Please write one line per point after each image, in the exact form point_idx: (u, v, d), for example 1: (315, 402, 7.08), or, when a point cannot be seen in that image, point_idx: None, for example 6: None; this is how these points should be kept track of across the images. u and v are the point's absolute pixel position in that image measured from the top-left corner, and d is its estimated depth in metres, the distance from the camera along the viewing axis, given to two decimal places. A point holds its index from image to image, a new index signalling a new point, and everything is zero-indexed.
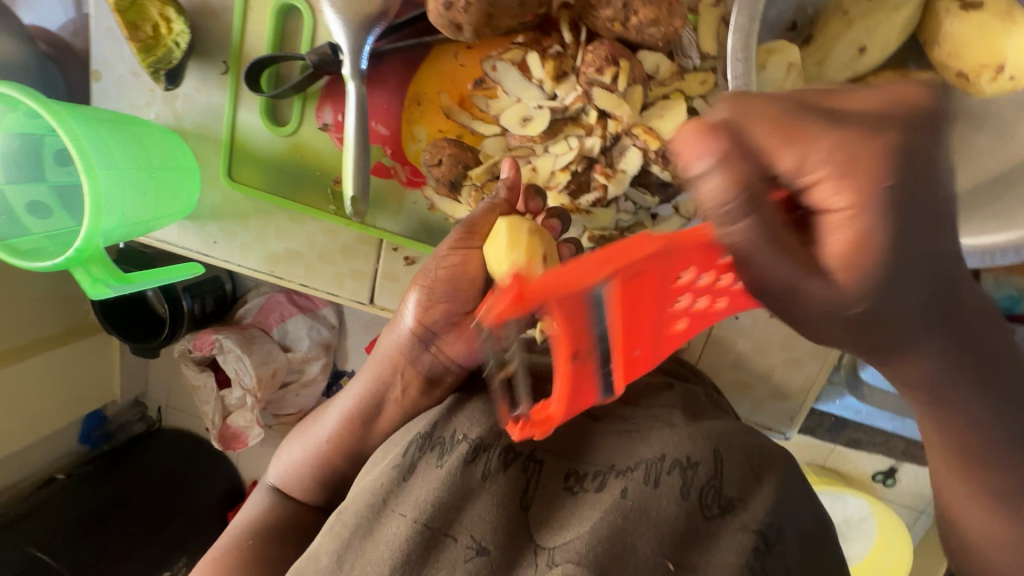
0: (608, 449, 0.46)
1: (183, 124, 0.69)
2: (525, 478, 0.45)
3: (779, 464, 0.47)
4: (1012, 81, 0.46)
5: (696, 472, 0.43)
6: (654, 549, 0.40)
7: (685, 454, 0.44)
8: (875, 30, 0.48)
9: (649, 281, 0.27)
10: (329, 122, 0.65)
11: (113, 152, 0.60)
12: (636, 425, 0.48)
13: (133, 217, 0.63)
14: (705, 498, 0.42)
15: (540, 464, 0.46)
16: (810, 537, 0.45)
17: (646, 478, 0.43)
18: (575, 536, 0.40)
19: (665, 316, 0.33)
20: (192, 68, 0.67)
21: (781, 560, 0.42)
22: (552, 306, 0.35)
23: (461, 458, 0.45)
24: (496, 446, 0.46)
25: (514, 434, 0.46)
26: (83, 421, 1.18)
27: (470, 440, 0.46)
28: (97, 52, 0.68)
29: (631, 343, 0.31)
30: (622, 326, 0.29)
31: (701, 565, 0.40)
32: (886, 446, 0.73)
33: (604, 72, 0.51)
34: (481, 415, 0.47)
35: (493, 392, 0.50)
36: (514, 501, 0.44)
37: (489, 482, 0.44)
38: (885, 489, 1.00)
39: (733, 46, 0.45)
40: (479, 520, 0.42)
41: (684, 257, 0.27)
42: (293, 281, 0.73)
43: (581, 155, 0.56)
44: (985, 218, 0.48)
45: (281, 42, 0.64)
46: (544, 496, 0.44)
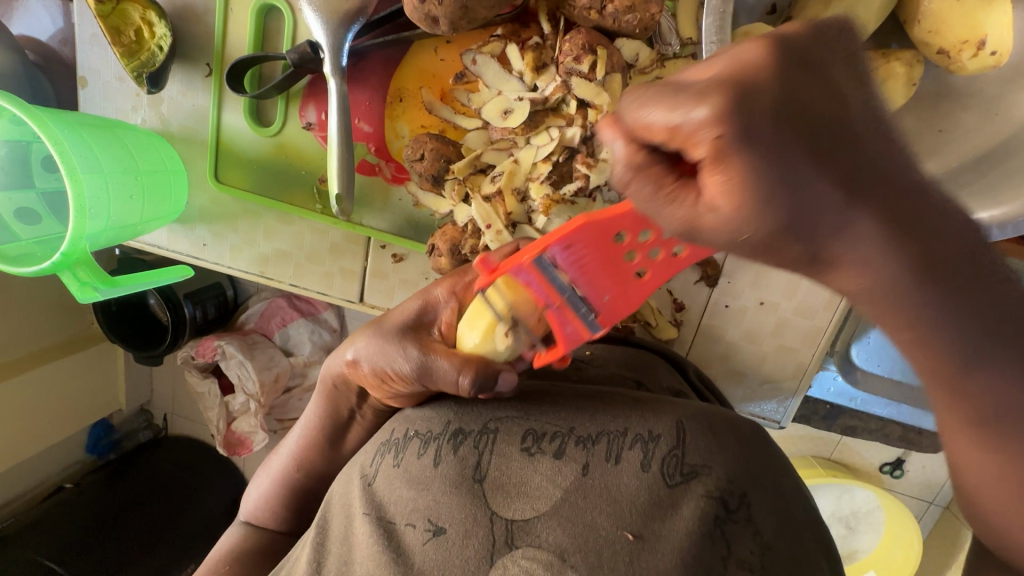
0: (569, 412, 0.46)
1: (169, 128, 0.69)
2: (477, 453, 0.44)
3: (743, 432, 0.46)
4: (992, 56, 0.46)
5: (657, 445, 0.43)
6: (614, 524, 0.40)
7: (646, 428, 0.44)
8: (854, 9, 0.48)
9: (578, 238, 0.36)
10: (313, 121, 0.65)
11: (97, 156, 0.60)
12: (598, 394, 0.48)
13: (119, 221, 0.63)
14: (668, 467, 0.42)
15: (493, 434, 0.45)
16: (779, 503, 0.45)
17: (608, 454, 0.43)
18: (536, 515, 0.41)
19: (626, 281, 0.38)
20: (176, 72, 0.67)
21: (749, 525, 0.42)
22: (538, 287, 0.40)
23: (415, 452, 0.45)
24: (445, 434, 0.46)
25: (465, 419, 0.46)
26: (89, 430, 1.18)
27: (421, 433, 0.46)
28: (83, 59, 0.68)
29: (593, 290, 0.39)
30: (567, 264, 0.38)
31: (664, 534, 0.39)
32: (882, 433, 0.72)
33: (581, 61, 0.51)
34: (430, 411, 0.48)
35: (452, 390, 0.50)
36: (469, 477, 0.43)
37: (442, 466, 0.44)
38: (892, 480, 0.98)
39: (707, 28, 0.44)
40: (433, 502, 0.42)
41: (610, 226, 0.35)
42: (283, 281, 0.73)
43: (562, 146, 0.55)
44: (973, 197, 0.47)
45: (263, 42, 0.64)
46: (499, 463, 0.44)
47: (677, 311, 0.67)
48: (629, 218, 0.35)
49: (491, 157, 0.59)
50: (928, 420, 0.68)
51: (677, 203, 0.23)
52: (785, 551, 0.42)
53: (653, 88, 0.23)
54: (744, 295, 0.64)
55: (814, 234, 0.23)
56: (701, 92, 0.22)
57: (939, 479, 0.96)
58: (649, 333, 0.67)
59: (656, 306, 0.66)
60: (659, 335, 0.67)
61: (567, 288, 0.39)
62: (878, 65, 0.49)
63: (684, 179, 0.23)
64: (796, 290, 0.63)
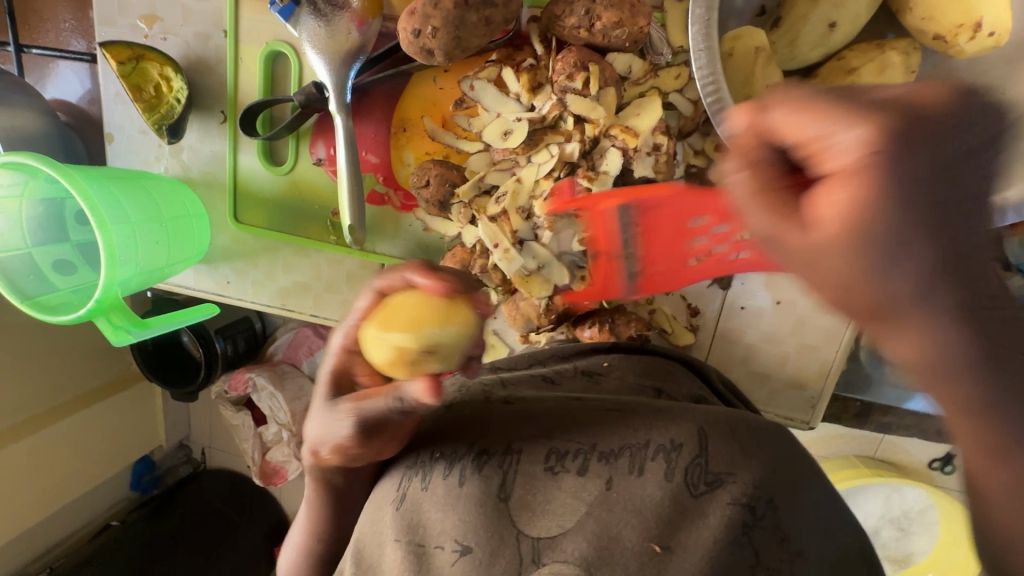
0: (591, 429, 0.46)
1: (190, 174, 0.73)
2: (502, 473, 0.45)
3: (769, 437, 0.46)
4: (992, 38, 0.45)
5: (680, 454, 0.43)
6: (638, 534, 0.40)
7: (668, 438, 0.44)
8: (843, 5, 0.48)
9: (669, 202, 0.49)
10: (323, 156, 0.67)
11: (124, 207, 0.63)
12: (618, 406, 0.48)
13: (148, 265, 0.66)
14: (691, 477, 0.42)
15: (518, 455, 0.46)
16: (810, 507, 0.44)
17: (631, 467, 0.43)
18: (562, 532, 0.41)
19: (674, 262, 0.55)
20: (193, 120, 0.71)
21: (775, 531, 0.41)
22: (598, 228, 0.54)
23: (440, 474, 0.46)
24: (470, 453, 0.47)
25: (491, 439, 0.48)
26: (133, 467, 1.20)
27: (446, 454, 0.48)
28: (109, 116, 0.73)
29: (650, 259, 0.55)
30: (649, 223, 0.52)
31: (689, 543, 0.39)
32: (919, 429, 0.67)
33: (575, 78, 0.52)
34: (459, 432, 0.49)
35: (473, 417, 0.51)
36: (493, 496, 0.44)
37: (467, 485, 0.45)
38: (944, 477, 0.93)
39: (694, 37, 0.45)
40: (459, 523, 0.43)
41: (683, 208, 0.49)
42: (303, 312, 0.76)
43: (562, 162, 0.56)
44: None
45: (272, 86, 0.67)
46: (523, 482, 0.44)
47: (692, 316, 0.66)
48: (690, 202, 0.47)
49: (494, 178, 0.59)
50: None
51: (789, 219, 0.21)
52: (819, 555, 0.42)
53: (803, 90, 0.21)
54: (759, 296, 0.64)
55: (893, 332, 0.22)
56: (867, 106, 0.19)
57: None
58: (666, 341, 0.67)
59: (670, 313, 0.66)
60: (677, 342, 0.67)
61: (625, 246, 0.53)
62: (874, 56, 0.48)
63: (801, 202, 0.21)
64: None
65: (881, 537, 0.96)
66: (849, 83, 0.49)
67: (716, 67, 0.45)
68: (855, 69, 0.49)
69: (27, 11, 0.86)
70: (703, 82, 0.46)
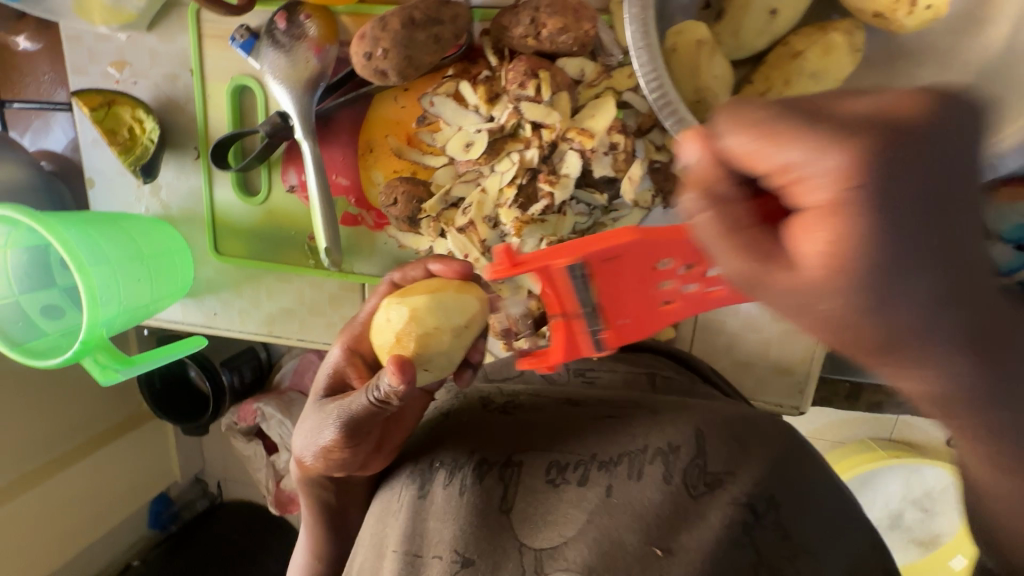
0: (588, 436, 0.47)
1: (170, 211, 0.75)
2: (503, 484, 0.45)
3: (770, 437, 0.46)
4: (928, 10, 0.45)
5: (678, 455, 0.43)
6: (640, 538, 0.39)
7: (666, 441, 0.44)
8: None
9: (623, 248, 0.36)
10: (295, 183, 0.69)
11: (103, 248, 0.64)
12: (616, 410, 0.49)
13: (132, 303, 0.67)
14: (690, 478, 0.42)
15: (518, 466, 0.46)
16: (812, 505, 0.44)
17: (630, 471, 0.43)
18: (563, 540, 0.40)
19: (649, 309, 0.40)
20: (168, 158, 0.72)
21: (778, 529, 0.41)
22: (551, 281, 0.39)
23: (441, 485, 0.47)
24: (470, 463, 0.47)
25: (490, 450, 0.48)
26: (150, 506, 1.20)
27: (447, 465, 0.48)
28: (88, 161, 0.75)
29: (612, 313, 0.40)
30: (606, 275, 0.38)
31: (691, 543, 0.39)
32: (911, 405, 0.67)
33: (527, 86, 0.53)
34: (458, 444, 0.50)
35: (472, 427, 0.52)
36: (494, 507, 0.44)
37: (468, 496, 0.45)
38: (965, 452, 0.92)
39: (632, 37, 0.45)
40: (458, 534, 0.43)
41: (658, 248, 0.36)
42: (291, 337, 0.77)
43: (524, 168, 0.56)
44: None
45: (241, 119, 0.69)
46: (524, 492, 0.44)
47: None
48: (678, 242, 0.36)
49: (460, 190, 0.60)
50: None
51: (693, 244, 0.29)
52: (822, 551, 0.41)
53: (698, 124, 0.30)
54: None
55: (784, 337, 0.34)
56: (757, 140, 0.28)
57: None
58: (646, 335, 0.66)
59: None
60: (658, 336, 0.66)
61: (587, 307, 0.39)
62: (817, 38, 0.49)
63: (778, 239, 0.19)
64: None
65: (905, 520, 0.95)
66: (796, 67, 0.49)
67: (658, 66, 0.46)
68: (800, 53, 0.49)
69: (8, 69, 0.89)
70: (647, 80, 0.46)
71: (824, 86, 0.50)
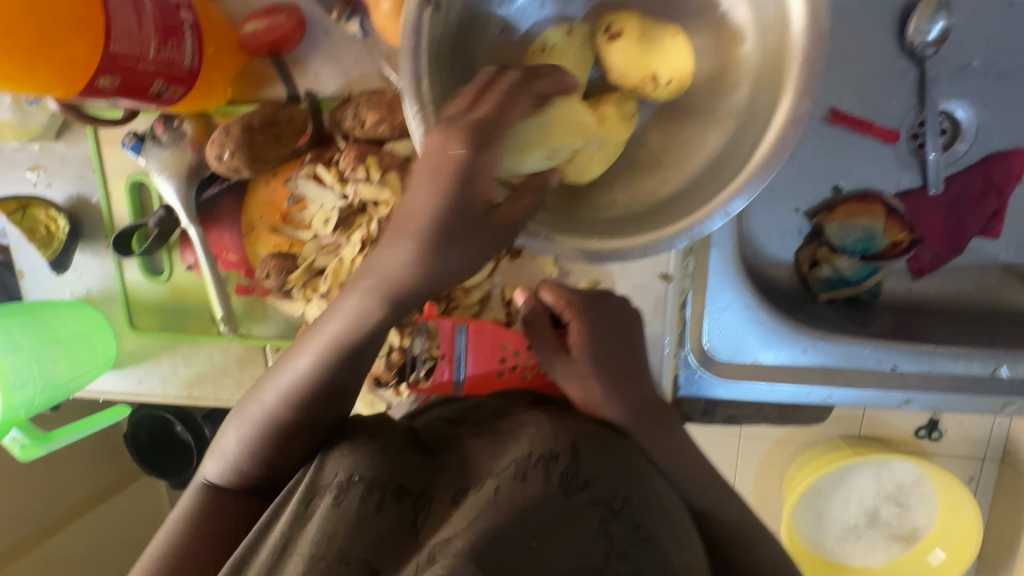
0: (483, 454, 0.51)
1: (90, 293, 0.83)
2: (404, 502, 0.48)
3: (621, 449, 0.52)
4: (671, 84, 0.54)
5: (557, 461, 0.48)
6: (520, 533, 0.44)
7: (547, 448, 0.49)
8: (555, 74, 0.56)
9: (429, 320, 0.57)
10: (192, 262, 0.77)
11: (16, 336, 0.72)
12: (506, 427, 0.54)
13: (50, 382, 0.75)
14: (565, 480, 0.47)
15: (429, 499, 0.49)
16: (659, 504, 0.49)
17: (515, 474, 0.48)
18: (452, 536, 0.44)
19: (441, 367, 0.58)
20: (83, 248, 0.81)
21: (632, 523, 0.46)
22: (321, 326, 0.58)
23: (336, 497, 0.48)
24: (369, 479, 0.49)
25: (396, 470, 0.50)
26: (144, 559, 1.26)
27: (343, 478, 0.49)
28: (18, 256, 0.83)
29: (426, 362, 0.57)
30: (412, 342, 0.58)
31: (561, 539, 0.44)
32: (762, 416, 0.72)
33: (358, 170, 0.62)
34: (352, 456, 0.51)
35: (369, 442, 0.53)
36: (405, 526, 0.47)
37: (366, 509, 0.47)
38: (932, 443, 0.98)
39: (416, 133, 0.49)
40: (361, 544, 0.45)
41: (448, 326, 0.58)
42: (208, 398, 0.84)
43: (369, 240, 0.64)
44: (689, 204, 0.52)
45: (143, 210, 0.77)
46: (430, 512, 0.48)
47: None
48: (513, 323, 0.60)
49: (322, 261, 0.68)
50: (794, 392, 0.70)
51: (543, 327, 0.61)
52: (669, 539, 0.47)
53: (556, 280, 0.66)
54: None
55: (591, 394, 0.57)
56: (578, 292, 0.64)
57: (980, 432, 0.97)
58: None
59: None
60: None
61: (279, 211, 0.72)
62: (593, 109, 0.56)
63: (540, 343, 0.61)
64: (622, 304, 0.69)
65: (882, 516, 1.01)
66: None
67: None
68: (580, 123, 0.57)
69: None
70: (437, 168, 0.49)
71: (608, 148, 0.57)
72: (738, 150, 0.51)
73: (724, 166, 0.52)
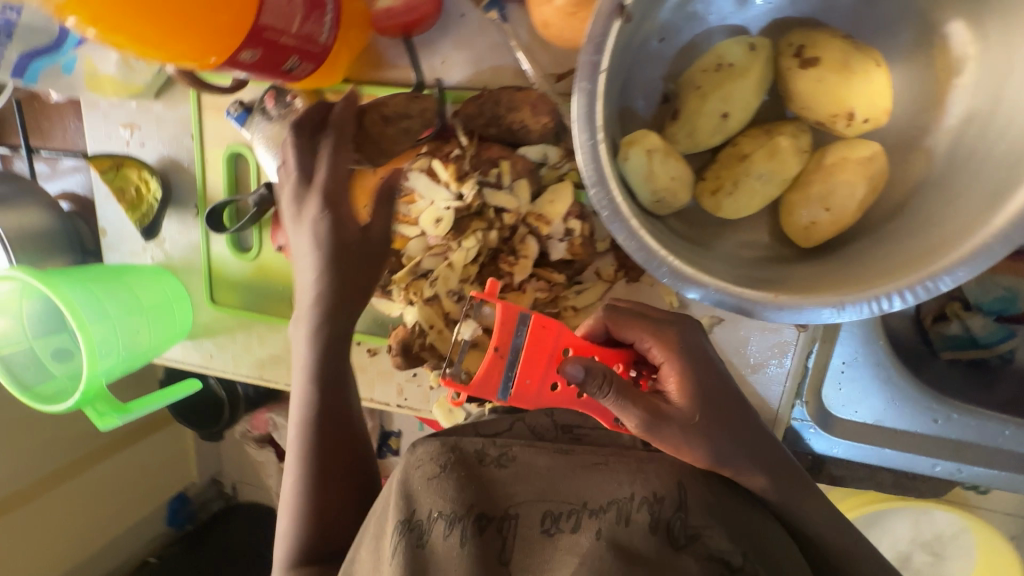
0: (580, 487, 0.49)
1: (172, 260, 0.80)
2: (501, 537, 0.47)
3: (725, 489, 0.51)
4: (866, 123, 0.48)
5: (662, 505, 0.47)
6: None
7: (651, 491, 0.47)
8: (729, 97, 0.50)
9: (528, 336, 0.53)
10: (283, 244, 0.72)
11: (104, 303, 0.69)
12: (603, 459, 0.52)
13: (133, 350, 0.73)
14: (673, 530, 0.46)
15: (513, 519, 0.48)
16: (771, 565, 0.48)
17: (619, 518, 0.46)
18: None
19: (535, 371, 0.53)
20: (171, 214, 0.78)
21: None
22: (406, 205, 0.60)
23: (439, 535, 0.47)
24: (468, 515, 0.47)
25: (487, 503, 0.49)
26: (167, 503, 1.27)
27: (445, 514, 0.47)
28: (102, 213, 0.81)
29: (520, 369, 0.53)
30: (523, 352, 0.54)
31: None
32: (875, 482, 0.68)
33: (489, 172, 0.57)
34: (452, 491, 0.49)
35: (465, 468, 0.51)
36: (494, 559, 0.46)
37: (467, 549, 0.46)
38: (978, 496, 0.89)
39: (580, 162, 0.47)
40: None
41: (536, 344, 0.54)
42: (280, 381, 0.82)
43: (488, 247, 0.60)
44: (880, 267, 0.46)
45: (237, 184, 0.73)
46: (523, 546, 0.47)
47: None
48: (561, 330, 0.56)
49: (429, 262, 0.63)
50: (922, 463, 0.64)
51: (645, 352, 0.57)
52: None
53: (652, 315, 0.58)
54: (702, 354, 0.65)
55: (677, 445, 0.51)
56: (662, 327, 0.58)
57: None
58: None
59: None
60: None
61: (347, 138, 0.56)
62: (763, 142, 0.51)
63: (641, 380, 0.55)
64: (746, 346, 0.64)
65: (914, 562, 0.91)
66: (743, 169, 0.51)
67: (609, 189, 0.47)
68: (747, 154, 0.52)
69: (37, 116, 0.97)
70: (595, 197, 0.48)
71: (774, 184, 0.52)
72: (936, 213, 0.46)
73: (916, 229, 0.47)
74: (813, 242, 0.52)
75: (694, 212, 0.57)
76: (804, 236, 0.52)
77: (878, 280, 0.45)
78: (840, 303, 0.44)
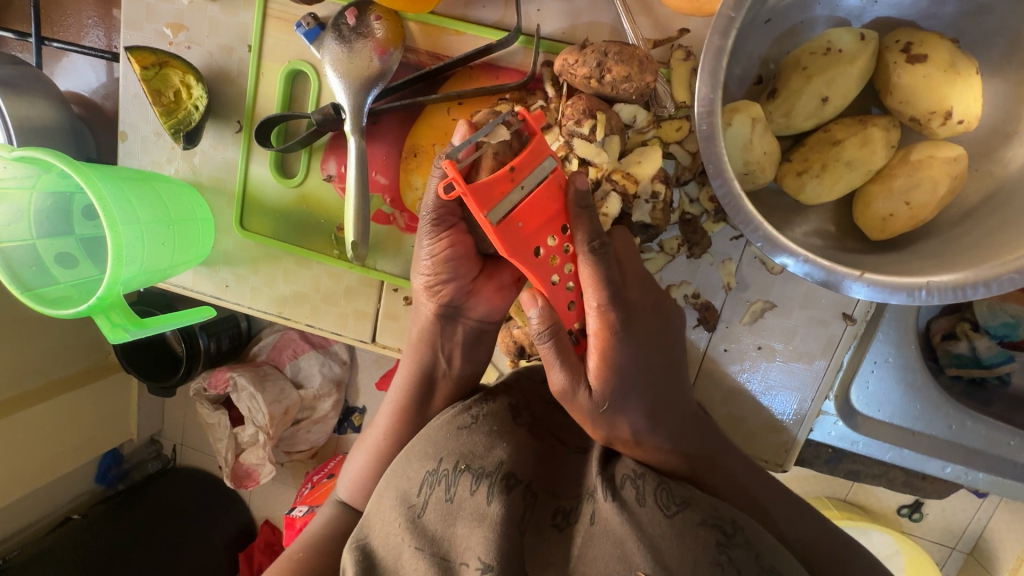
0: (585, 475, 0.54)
1: (200, 178, 0.75)
2: (524, 503, 0.50)
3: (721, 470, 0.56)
4: (960, 124, 0.51)
5: (643, 481, 0.49)
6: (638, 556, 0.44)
7: (634, 468, 0.50)
8: (834, 81, 0.51)
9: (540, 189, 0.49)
10: (333, 173, 0.70)
11: (133, 206, 0.64)
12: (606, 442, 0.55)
13: (151, 266, 0.67)
14: (662, 500, 0.47)
15: (535, 496, 0.51)
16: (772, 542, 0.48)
17: (610, 496, 0.48)
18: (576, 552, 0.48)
19: (523, 226, 0.48)
20: (209, 128, 0.73)
21: (751, 552, 0.44)
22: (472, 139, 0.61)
23: (468, 487, 0.49)
24: (498, 473, 0.50)
25: (516, 466, 0.51)
26: (99, 459, 1.18)
27: (475, 468, 0.50)
28: (124, 115, 0.74)
29: (520, 209, 0.47)
30: (529, 201, 0.48)
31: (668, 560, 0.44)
32: (887, 478, 0.74)
33: (583, 124, 0.55)
34: (487, 446, 0.52)
35: (498, 437, 0.53)
36: (516, 523, 0.48)
37: (494, 504, 0.48)
38: (911, 523, 0.94)
39: (698, 113, 0.47)
40: (484, 541, 0.47)
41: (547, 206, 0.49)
42: (300, 321, 0.77)
43: None
44: (956, 259, 0.49)
45: (291, 105, 0.70)
46: (542, 525, 0.50)
47: None
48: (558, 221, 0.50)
49: None
50: (931, 465, 0.69)
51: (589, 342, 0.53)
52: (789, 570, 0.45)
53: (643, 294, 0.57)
54: (742, 339, 0.67)
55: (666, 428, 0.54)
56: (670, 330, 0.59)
57: (959, 522, 0.92)
58: None
59: None
60: None
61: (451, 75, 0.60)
62: (857, 131, 0.53)
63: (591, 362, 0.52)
64: (794, 335, 0.65)
65: None
66: (834, 154, 0.53)
67: (718, 150, 0.48)
68: (840, 141, 0.53)
69: (50, 5, 0.88)
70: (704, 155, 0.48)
71: (859, 174, 0.54)
72: (1011, 217, 0.49)
73: (989, 232, 0.49)
74: (884, 236, 0.54)
75: (771, 194, 0.58)
76: (877, 229, 0.54)
77: (975, 263, 0.47)
78: (926, 282, 0.47)
